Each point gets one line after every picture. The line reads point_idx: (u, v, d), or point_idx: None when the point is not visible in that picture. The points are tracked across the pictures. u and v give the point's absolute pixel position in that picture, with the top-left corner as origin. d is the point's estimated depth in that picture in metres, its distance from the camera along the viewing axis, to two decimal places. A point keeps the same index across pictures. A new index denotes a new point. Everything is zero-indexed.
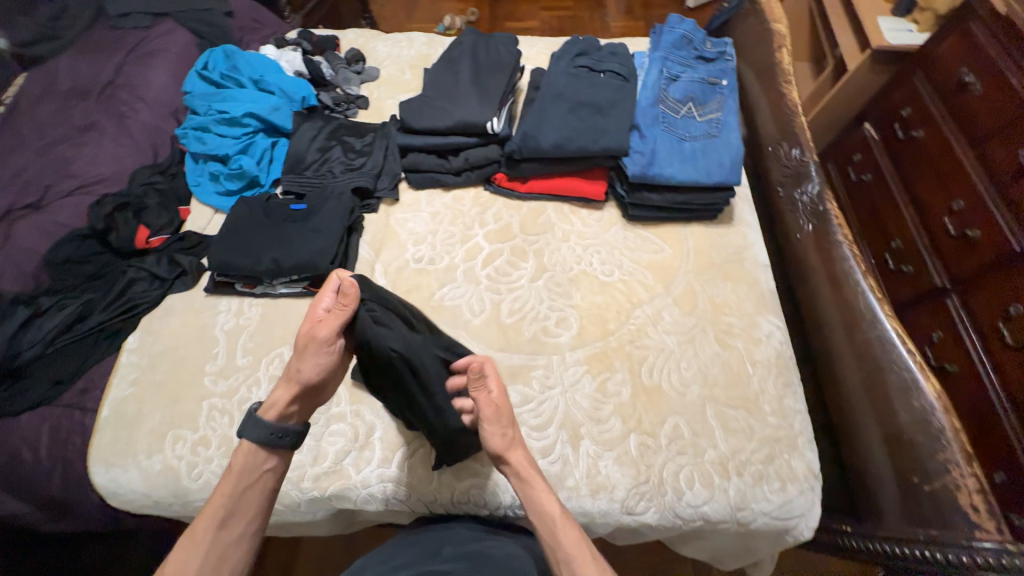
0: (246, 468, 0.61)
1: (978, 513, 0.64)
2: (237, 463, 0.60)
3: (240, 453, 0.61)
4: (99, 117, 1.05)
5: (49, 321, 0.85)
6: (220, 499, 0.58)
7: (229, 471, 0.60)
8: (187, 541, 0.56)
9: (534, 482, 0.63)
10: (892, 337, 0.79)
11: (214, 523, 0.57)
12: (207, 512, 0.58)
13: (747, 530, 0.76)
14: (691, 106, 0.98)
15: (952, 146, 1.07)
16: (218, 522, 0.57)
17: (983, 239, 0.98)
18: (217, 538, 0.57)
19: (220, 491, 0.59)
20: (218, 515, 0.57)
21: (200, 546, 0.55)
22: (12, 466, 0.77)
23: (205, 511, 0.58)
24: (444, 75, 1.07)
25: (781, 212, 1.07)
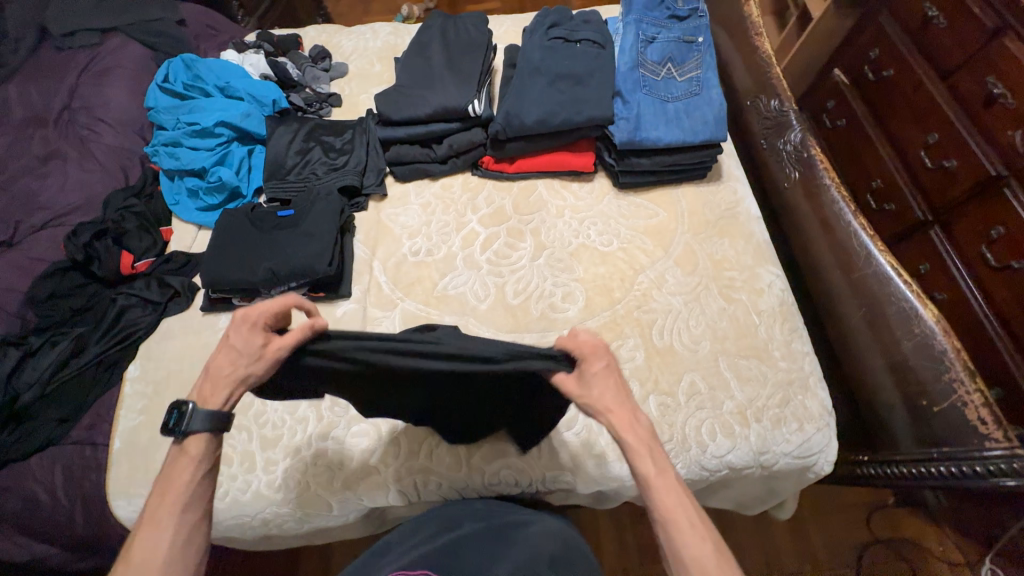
0: (207, 454, 0.52)
1: (986, 424, 0.69)
2: (196, 451, 0.51)
3: (193, 438, 0.52)
4: (59, 144, 1.02)
5: (42, 360, 0.82)
6: (179, 488, 0.50)
7: (184, 457, 0.51)
8: (147, 528, 0.48)
9: (624, 431, 0.53)
10: (887, 272, 0.82)
11: (176, 509, 0.49)
12: (164, 497, 0.49)
13: (770, 472, 0.79)
14: (670, 67, 0.98)
15: (922, 81, 1.09)
16: (181, 509, 0.49)
17: (960, 168, 1.01)
18: (180, 524, 0.48)
19: (180, 477, 0.50)
20: (182, 500, 0.49)
21: (165, 534, 0.47)
22: (31, 510, 0.76)
23: (164, 495, 0.49)
24: (416, 62, 1.05)
25: (766, 164, 1.09)
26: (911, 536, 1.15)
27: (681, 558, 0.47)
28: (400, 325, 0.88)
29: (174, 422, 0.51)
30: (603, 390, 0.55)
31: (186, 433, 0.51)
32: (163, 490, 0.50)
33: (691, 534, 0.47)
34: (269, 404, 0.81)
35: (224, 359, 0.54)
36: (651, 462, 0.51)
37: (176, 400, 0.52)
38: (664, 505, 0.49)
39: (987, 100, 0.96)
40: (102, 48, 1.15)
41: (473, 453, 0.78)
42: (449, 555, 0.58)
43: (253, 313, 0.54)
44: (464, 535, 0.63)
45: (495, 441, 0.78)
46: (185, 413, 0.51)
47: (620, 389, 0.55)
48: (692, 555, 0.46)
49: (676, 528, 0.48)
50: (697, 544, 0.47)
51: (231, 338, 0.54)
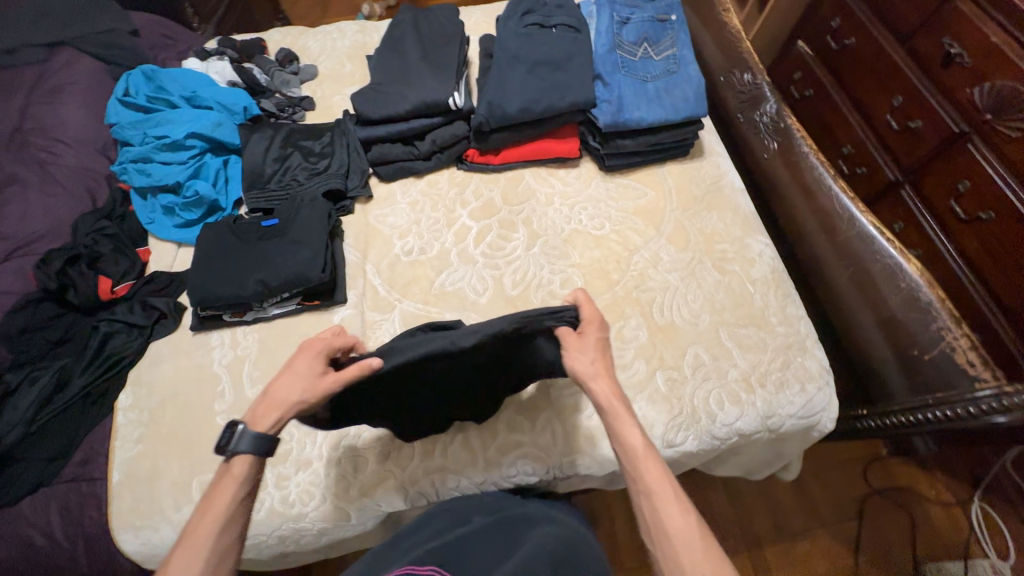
0: (251, 475, 0.55)
1: (975, 366, 0.72)
2: (241, 471, 0.54)
3: (238, 459, 0.54)
4: (17, 169, 0.94)
5: (23, 399, 0.77)
6: (221, 506, 0.52)
7: (227, 477, 0.54)
8: (185, 549, 0.49)
9: (617, 405, 0.60)
10: (870, 232, 0.85)
11: (215, 528, 0.50)
12: (204, 517, 0.51)
13: (778, 435, 0.81)
14: (646, 47, 0.98)
15: (883, 47, 1.13)
16: (218, 533, 0.50)
17: (925, 127, 1.05)
18: (216, 543, 0.50)
19: (221, 497, 0.52)
20: (220, 520, 0.51)
21: (200, 551, 0.49)
22: (27, 556, 0.71)
23: (204, 514, 0.51)
24: (390, 59, 1.03)
25: (744, 137, 1.11)
26: (906, 483, 1.20)
27: (664, 524, 0.51)
28: (401, 326, 0.87)
29: (228, 442, 0.54)
30: (592, 354, 0.63)
31: (232, 453, 0.54)
32: (205, 508, 0.52)
33: (674, 505, 0.52)
34: None
35: (285, 384, 0.59)
36: (640, 433, 0.57)
37: (233, 421, 0.56)
38: (650, 475, 0.54)
39: (945, 61, 1.00)
40: (51, 64, 1.08)
41: (488, 446, 0.78)
42: (454, 553, 0.57)
43: (315, 343, 0.62)
44: (472, 533, 0.62)
45: (509, 432, 0.78)
46: (236, 432, 0.55)
47: (608, 366, 0.64)
48: (677, 527, 0.50)
49: (661, 498, 0.52)
50: (680, 514, 0.51)
51: (292, 365, 0.59)
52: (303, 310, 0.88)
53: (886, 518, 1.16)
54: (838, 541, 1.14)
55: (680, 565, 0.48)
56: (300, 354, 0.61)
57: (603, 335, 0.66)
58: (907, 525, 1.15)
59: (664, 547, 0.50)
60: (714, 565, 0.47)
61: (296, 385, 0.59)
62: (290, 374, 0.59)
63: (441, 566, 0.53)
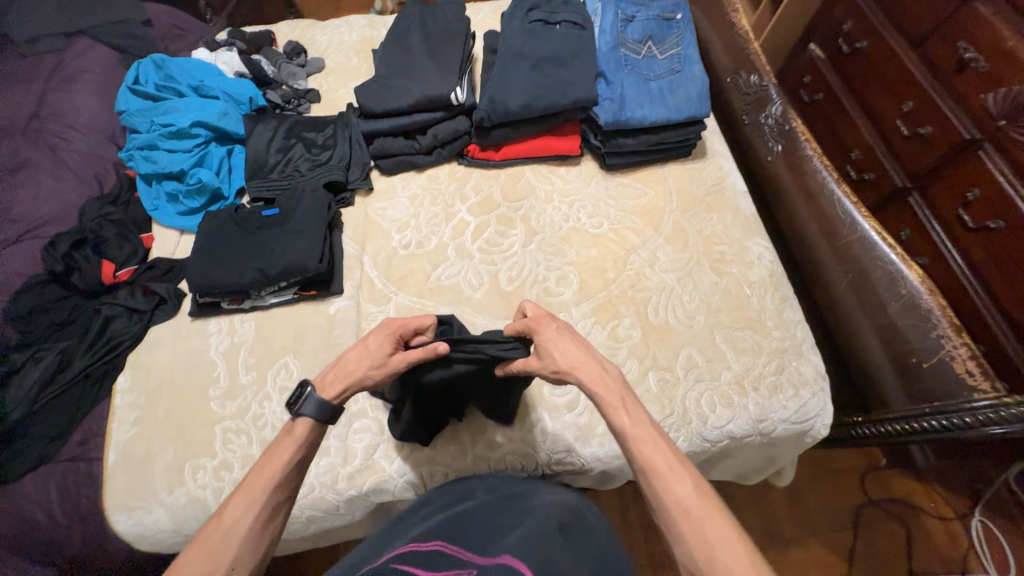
0: (310, 441, 0.57)
1: (973, 376, 0.71)
2: (301, 435, 0.56)
3: (301, 422, 0.57)
4: (31, 154, 0.96)
5: (28, 377, 0.79)
6: (277, 465, 0.55)
7: (287, 438, 0.57)
8: (240, 498, 0.52)
9: (600, 388, 0.60)
10: (871, 237, 0.84)
11: (270, 484, 0.53)
12: (263, 472, 0.54)
13: (770, 439, 0.80)
14: (651, 46, 0.98)
15: (895, 51, 1.11)
16: (275, 484, 0.53)
17: (935, 134, 1.02)
18: (270, 498, 0.53)
19: (277, 457, 0.55)
20: (276, 476, 0.54)
21: (253, 505, 0.52)
22: (25, 532, 0.73)
23: (262, 470, 0.54)
24: (395, 52, 1.03)
25: (749, 139, 1.10)
26: (903, 495, 1.18)
27: (665, 501, 0.52)
28: (395, 318, 0.87)
29: (297, 404, 0.58)
30: (562, 350, 0.62)
31: (298, 415, 0.58)
32: (263, 464, 0.55)
33: (671, 480, 0.53)
34: (267, 406, 0.79)
35: (355, 355, 0.63)
36: (624, 414, 0.58)
37: (306, 380, 0.60)
38: (643, 454, 0.55)
39: (958, 64, 0.97)
40: (67, 52, 1.10)
41: (478, 441, 0.78)
42: (459, 529, 0.58)
43: (397, 323, 0.64)
44: (472, 507, 0.63)
45: (499, 428, 0.78)
46: (304, 397, 0.58)
47: (579, 349, 0.63)
48: (675, 500, 0.52)
49: (656, 476, 0.54)
50: (679, 486, 0.52)
51: (367, 339, 0.63)
52: (300, 300, 0.89)
53: (881, 528, 1.15)
54: (831, 550, 1.13)
55: (684, 537, 0.50)
56: (379, 329, 0.64)
57: (558, 325, 0.66)
58: (902, 536, 1.14)
59: (668, 522, 0.52)
60: (715, 528, 0.50)
61: (364, 358, 0.62)
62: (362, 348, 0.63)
63: (443, 541, 0.55)
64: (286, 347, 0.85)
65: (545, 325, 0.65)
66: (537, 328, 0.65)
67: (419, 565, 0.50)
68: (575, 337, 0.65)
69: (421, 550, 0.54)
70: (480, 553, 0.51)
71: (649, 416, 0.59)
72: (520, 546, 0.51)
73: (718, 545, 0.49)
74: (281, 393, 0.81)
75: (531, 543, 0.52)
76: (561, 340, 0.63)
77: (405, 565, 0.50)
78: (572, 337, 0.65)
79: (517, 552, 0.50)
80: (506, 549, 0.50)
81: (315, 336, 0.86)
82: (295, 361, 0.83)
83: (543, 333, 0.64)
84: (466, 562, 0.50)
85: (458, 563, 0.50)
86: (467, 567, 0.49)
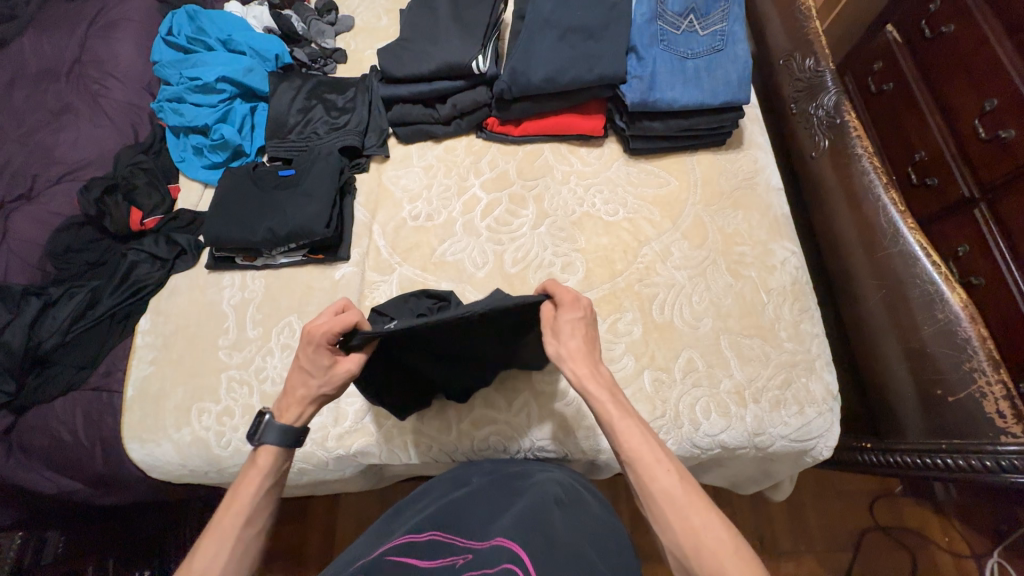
0: (274, 468, 0.60)
1: (1004, 418, 0.64)
2: (264, 463, 0.59)
3: (263, 452, 0.60)
4: (72, 99, 1.02)
5: (61, 310, 0.86)
6: (246, 499, 0.57)
7: (253, 470, 0.59)
8: (213, 536, 0.54)
9: (593, 386, 0.58)
10: (915, 251, 0.76)
11: (240, 519, 0.55)
12: (231, 509, 0.56)
13: (766, 454, 0.77)
14: (692, 19, 0.90)
15: (986, 38, 0.93)
16: (245, 519, 0.56)
17: (1017, 141, 0.87)
18: (243, 534, 0.55)
19: (244, 492, 0.57)
20: (245, 511, 0.56)
21: (225, 542, 0.54)
22: (56, 448, 0.81)
23: (231, 505, 0.56)
24: (421, 14, 1.00)
25: (794, 130, 1.00)
26: (914, 525, 1.11)
27: (652, 492, 0.51)
28: (397, 290, 0.88)
29: (257, 434, 0.61)
30: (568, 338, 0.61)
31: (260, 444, 0.60)
32: (230, 501, 0.57)
33: (657, 470, 0.52)
34: (269, 361, 0.83)
35: (295, 375, 0.64)
36: (612, 406, 0.57)
37: (261, 412, 0.62)
38: (631, 446, 0.54)
39: None
40: None
41: (463, 418, 0.79)
42: (454, 511, 0.59)
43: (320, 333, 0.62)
44: (470, 492, 0.64)
45: (485, 407, 0.79)
46: (263, 426, 0.61)
47: (584, 338, 0.62)
48: (662, 490, 0.51)
49: (643, 467, 0.53)
50: (665, 477, 0.51)
51: (303, 360, 0.63)
52: (308, 263, 0.91)
53: (884, 556, 1.10)
54: (826, 569, 1.09)
55: (672, 527, 0.49)
56: (306, 346, 0.63)
57: (583, 315, 0.63)
58: (906, 568, 1.08)
59: (656, 512, 0.51)
60: (701, 515, 0.49)
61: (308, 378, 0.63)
62: (298, 366, 0.64)
63: (439, 529, 0.56)
64: (292, 307, 0.88)
65: (571, 306, 0.63)
66: (563, 308, 0.63)
67: (416, 555, 0.51)
68: (592, 332, 0.64)
69: (419, 540, 0.54)
70: (476, 538, 0.53)
71: (636, 409, 0.58)
72: (514, 529, 0.52)
73: (705, 533, 0.48)
74: (283, 351, 0.84)
75: (524, 524, 0.53)
76: (575, 325, 0.62)
77: (399, 556, 0.51)
78: (590, 330, 0.63)
79: (511, 535, 0.51)
80: (501, 533, 0.52)
81: (319, 299, 0.88)
82: (298, 321, 0.86)
83: (565, 315, 0.63)
84: (462, 548, 0.52)
85: (457, 550, 0.51)
86: (463, 551, 0.51)
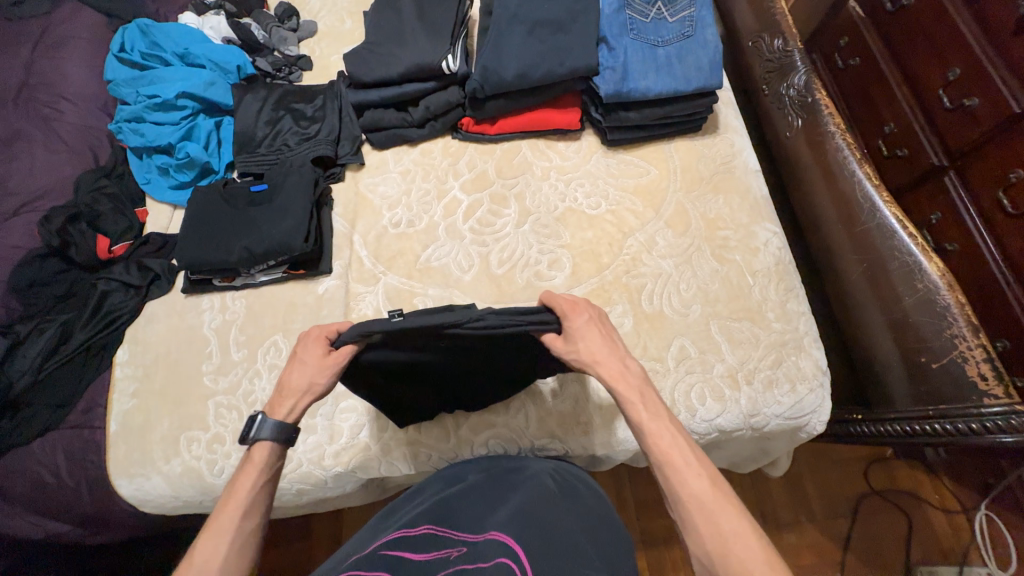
0: (270, 463, 0.57)
1: (986, 380, 0.67)
2: (260, 458, 0.56)
3: (259, 447, 0.57)
4: (22, 125, 0.96)
5: (31, 349, 0.82)
6: (242, 494, 0.54)
7: (247, 465, 0.56)
8: (209, 533, 0.51)
9: (621, 387, 0.58)
10: (892, 224, 0.77)
11: (237, 514, 0.53)
12: (228, 504, 0.53)
13: (762, 433, 0.78)
14: (660, 6, 0.90)
15: (945, 9, 0.94)
16: (242, 513, 0.53)
17: (982, 109, 0.88)
18: (241, 529, 0.52)
19: (240, 487, 0.55)
20: (241, 507, 0.53)
21: (223, 538, 0.51)
22: (38, 492, 0.77)
23: (228, 501, 0.54)
24: (386, 16, 0.97)
25: (767, 111, 1.01)
26: (905, 487, 1.15)
27: (680, 494, 0.50)
28: (383, 300, 0.86)
29: (250, 432, 0.57)
30: (588, 342, 0.60)
31: (254, 441, 0.57)
32: (227, 497, 0.54)
33: (687, 473, 0.51)
34: (257, 383, 0.81)
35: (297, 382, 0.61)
36: (641, 408, 0.56)
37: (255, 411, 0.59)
38: (660, 448, 0.53)
39: (1015, 28, 0.83)
40: (55, 16, 1.09)
41: (461, 424, 0.78)
42: (449, 508, 0.58)
43: (317, 330, 0.63)
44: (465, 488, 0.63)
45: (482, 412, 0.78)
46: (257, 423, 0.57)
47: (604, 342, 0.61)
48: (691, 493, 0.50)
49: (672, 469, 0.52)
50: (693, 480, 0.51)
51: (300, 355, 0.62)
52: (289, 279, 0.89)
53: (880, 518, 1.13)
54: (826, 537, 1.12)
55: (697, 529, 0.49)
56: (306, 342, 0.63)
57: (592, 315, 0.62)
58: (901, 529, 1.11)
59: (684, 515, 0.50)
60: (730, 521, 0.48)
61: (306, 371, 0.61)
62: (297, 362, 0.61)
63: (435, 523, 0.55)
64: (276, 325, 0.85)
65: (577, 311, 0.62)
66: (569, 314, 0.61)
67: (410, 548, 0.50)
68: (607, 329, 0.63)
69: (412, 534, 0.53)
70: (470, 531, 0.53)
71: (669, 412, 0.56)
72: (510, 525, 0.52)
73: (733, 540, 0.47)
74: (270, 371, 0.82)
75: (520, 520, 0.53)
76: (590, 331, 0.60)
77: (394, 550, 0.50)
78: (602, 330, 0.62)
79: (506, 530, 0.51)
80: (496, 527, 0.52)
81: (304, 315, 0.86)
82: (284, 340, 0.84)
83: (575, 321, 0.61)
84: (454, 540, 0.51)
85: (448, 542, 0.51)
86: (458, 544, 0.51)
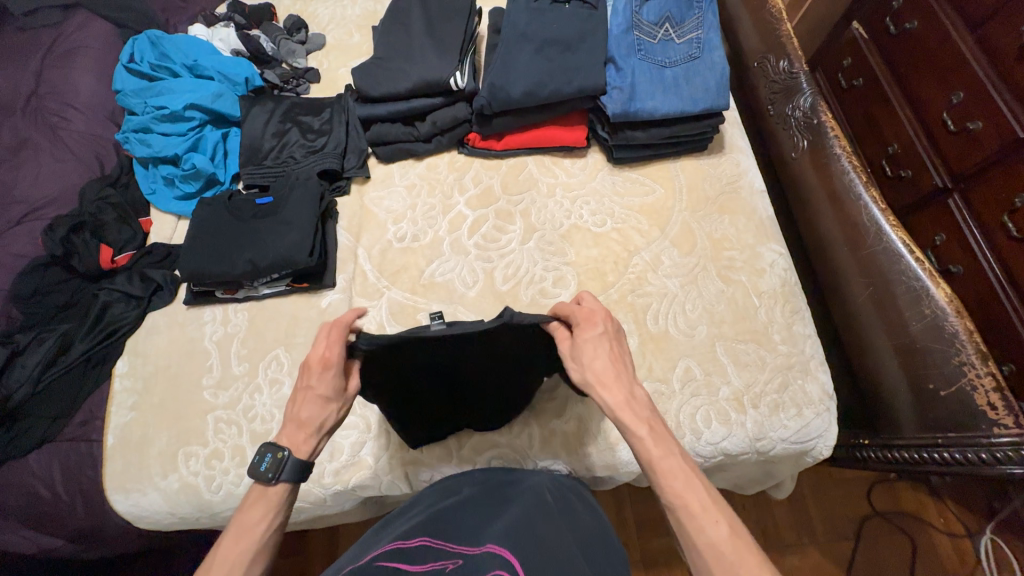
0: (284, 501, 0.57)
1: (996, 410, 0.66)
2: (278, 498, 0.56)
3: (277, 485, 0.56)
4: (31, 134, 0.97)
5: (31, 358, 0.81)
6: (254, 532, 0.54)
7: (262, 501, 0.56)
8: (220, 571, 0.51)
9: (624, 415, 0.56)
10: (898, 248, 0.77)
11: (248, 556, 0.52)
12: (240, 540, 0.53)
13: (768, 457, 0.77)
14: (668, 28, 0.91)
15: (947, 34, 0.96)
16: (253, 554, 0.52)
17: (985, 132, 0.89)
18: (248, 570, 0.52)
19: (254, 523, 0.54)
20: (253, 546, 0.53)
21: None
22: (32, 505, 0.76)
23: (238, 539, 0.53)
24: (394, 32, 0.98)
25: (772, 131, 1.02)
26: (910, 509, 1.14)
27: (698, 543, 0.49)
28: (387, 315, 0.85)
29: (271, 469, 0.56)
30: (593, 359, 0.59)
31: (274, 479, 0.56)
32: (237, 535, 0.53)
33: (704, 520, 0.50)
34: (258, 398, 0.80)
35: (310, 409, 0.59)
36: (652, 444, 0.54)
37: (276, 444, 0.57)
38: (674, 490, 0.52)
39: (1019, 54, 0.84)
40: (66, 25, 1.10)
41: (464, 443, 0.77)
42: (445, 518, 0.57)
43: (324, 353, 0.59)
44: (459, 501, 0.62)
45: (484, 431, 0.77)
46: (281, 462, 0.56)
47: (614, 357, 0.60)
48: (708, 542, 0.49)
49: (689, 517, 0.50)
50: (713, 528, 0.49)
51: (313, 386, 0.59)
52: (292, 292, 0.89)
53: (882, 539, 1.11)
54: (829, 558, 1.11)
55: None
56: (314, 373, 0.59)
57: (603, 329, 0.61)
58: (906, 553, 1.10)
59: (700, 564, 0.49)
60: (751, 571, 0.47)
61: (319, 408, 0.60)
62: (309, 395, 0.59)
63: (429, 536, 0.54)
64: (278, 339, 0.85)
65: (591, 324, 0.62)
66: (581, 326, 0.62)
67: (404, 560, 0.49)
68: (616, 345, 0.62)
69: (406, 547, 0.52)
70: (467, 544, 0.51)
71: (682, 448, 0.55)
72: (506, 537, 0.51)
73: None
74: (271, 386, 0.81)
75: (517, 534, 0.52)
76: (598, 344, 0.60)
77: (388, 561, 0.49)
78: (616, 345, 0.62)
79: (504, 543, 0.50)
80: (493, 539, 0.51)
81: (306, 329, 0.85)
82: (285, 354, 0.83)
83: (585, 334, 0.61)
84: (452, 552, 0.50)
85: (444, 555, 0.50)
86: (454, 556, 0.49)
